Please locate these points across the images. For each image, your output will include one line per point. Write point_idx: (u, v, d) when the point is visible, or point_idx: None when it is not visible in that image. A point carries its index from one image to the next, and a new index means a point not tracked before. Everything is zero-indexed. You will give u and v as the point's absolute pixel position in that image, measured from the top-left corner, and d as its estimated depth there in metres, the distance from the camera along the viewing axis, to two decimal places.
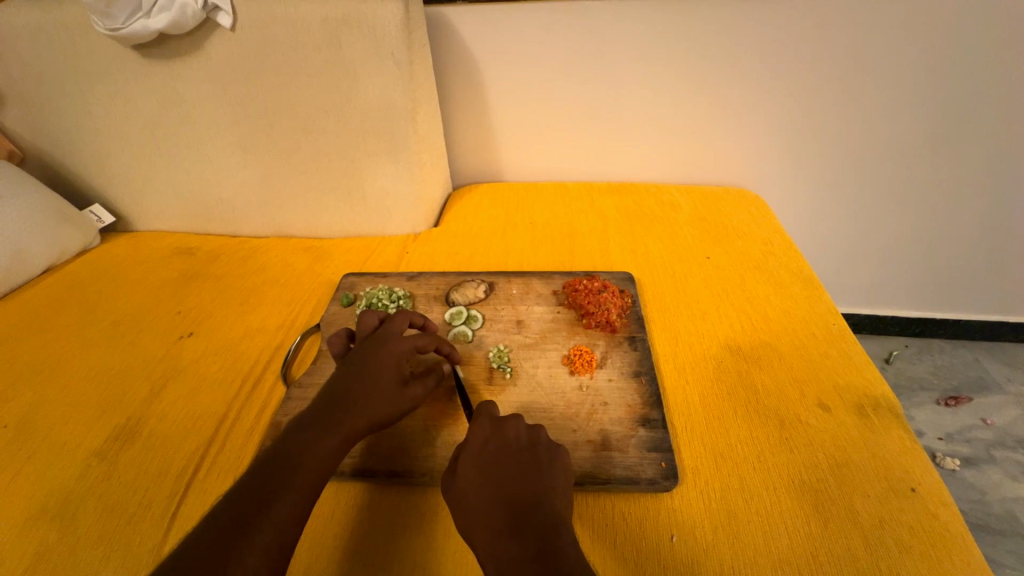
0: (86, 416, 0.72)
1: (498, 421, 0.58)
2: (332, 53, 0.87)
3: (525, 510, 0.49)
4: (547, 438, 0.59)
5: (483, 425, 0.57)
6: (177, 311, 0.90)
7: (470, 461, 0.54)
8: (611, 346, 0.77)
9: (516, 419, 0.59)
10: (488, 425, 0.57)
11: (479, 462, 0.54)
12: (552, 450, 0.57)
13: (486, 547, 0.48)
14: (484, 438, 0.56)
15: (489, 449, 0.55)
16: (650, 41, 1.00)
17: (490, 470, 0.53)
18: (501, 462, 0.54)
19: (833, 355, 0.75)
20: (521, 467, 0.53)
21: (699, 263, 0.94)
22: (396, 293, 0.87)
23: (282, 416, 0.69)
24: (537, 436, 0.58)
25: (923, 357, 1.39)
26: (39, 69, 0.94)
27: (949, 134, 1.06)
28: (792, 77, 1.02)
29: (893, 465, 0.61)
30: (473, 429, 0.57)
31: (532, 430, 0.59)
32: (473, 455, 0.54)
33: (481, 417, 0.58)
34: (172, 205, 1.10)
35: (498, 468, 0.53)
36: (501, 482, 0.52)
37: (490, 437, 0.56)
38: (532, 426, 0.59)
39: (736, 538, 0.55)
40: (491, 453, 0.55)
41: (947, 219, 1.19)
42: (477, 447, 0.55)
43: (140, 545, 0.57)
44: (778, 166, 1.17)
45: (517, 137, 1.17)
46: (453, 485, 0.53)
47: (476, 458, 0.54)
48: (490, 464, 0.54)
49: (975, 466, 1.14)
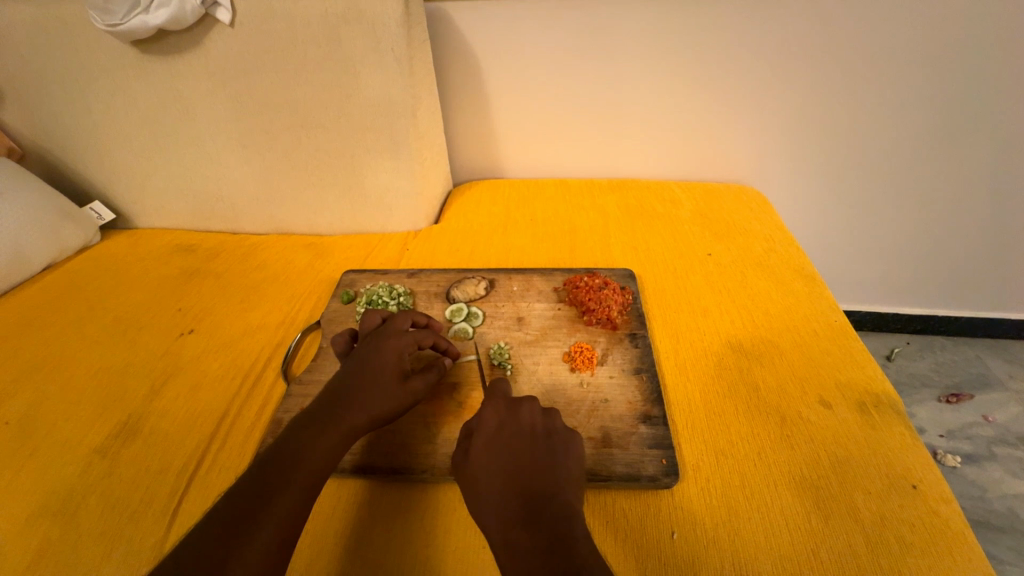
0: (87, 413, 0.72)
1: (512, 405, 0.59)
2: (332, 48, 0.87)
3: (536, 501, 0.50)
4: (561, 424, 0.59)
5: (498, 407, 0.58)
6: (177, 308, 0.90)
7: (483, 445, 0.55)
8: (612, 343, 0.77)
9: (531, 404, 0.59)
10: (502, 410, 0.58)
11: (491, 447, 0.54)
12: (567, 438, 0.57)
13: (500, 534, 0.48)
14: (499, 421, 0.57)
15: (503, 434, 0.56)
16: (650, 37, 0.99)
17: (504, 455, 0.54)
18: (513, 447, 0.54)
19: (835, 352, 0.75)
20: (535, 456, 0.53)
21: (700, 260, 0.94)
22: (396, 290, 0.87)
23: (283, 412, 0.69)
24: (552, 424, 0.58)
25: (924, 354, 1.39)
26: (39, 67, 0.94)
27: (952, 130, 1.05)
28: (795, 75, 1.02)
29: (894, 462, 0.60)
30: (487, 410, 0.58)
31: (548, 416, 0.59)
32: (486, 436, 0.55)
33: (495, 400, 0.59)
34: (172, 202, 1.10)
35: (509, 452, 0.54)
36: (513, 468, 0.52)
37: (504, 421, 0.57)
38: (548, 411, 0.59)
39: (737, 535, 0.55)
40: (505, 438, 0.55)
41: (949, 216, 1.19)
42: (490, 431, 0.56)
43: (141, 542, 0.57)
44: (778, 163, 1.17)
45: (517, 134, 1.17)
46: (467, 469, 0.54)
47: (488, 443, 0.55)
48: (503, 448, 0.54)
49: (976, 463, 1.14)
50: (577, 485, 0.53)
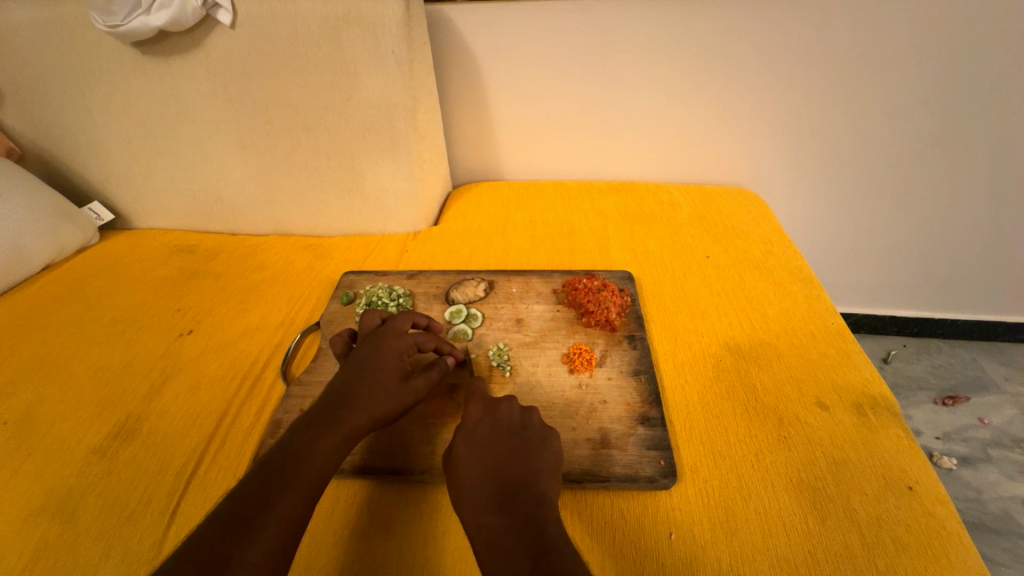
0: (85, 413, 0.72)
1: (491, 402, 0.60)
2: (333, 50, 0.87)
3: (509, 489, 0.51)
4: (540, 420, 0.60)
5: (477, 405, 0.60)
6: (176, 309, 0.90)
7: (464, 439, 0.56)
8: (611, 345, 0.78)
9: (510, 401, 0.60)
10: (481, 407, 0.59)
11: (471, 442, 0.56)
12: (543, 433, 0.58)
13: (474, 520, 0.50)
14: (477, 418, 0.58)
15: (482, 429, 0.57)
16: (649, 40, 1.00)
17: (483, 449, 0.55)
18: (492, 442, 0.55)
19: (833, 354, 0.75)
20: (511, 448, 0.55)
21: (698, 263, 0.95)
22: (395, 291, 0.87)
23: (282, 413, 0.69)
24: (528, 419, 0.59)
25: (921, 356, 1.40)
26: (41, 68, 0.94)
27: (949, 133, 1.06)
28: (794, 77, 1.02)
29: (890, 464, 0.61)
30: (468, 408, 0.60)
31: (525, 412, 0.60)
32: (467, 432, 0.57)
33: (475, 399, 0.61)
34: (172, 202, 1.10)
35: (490, 448, 0.55)
36: (492, 461, 0.54)
37: (483, 416, 0.58)
38: (526, 408, 0.60)
39: (735, 536, 0.55)
40: (484, 433, 0.56)
41: (946, 219, 1.19)
42: (471, 426, 0.57)
43: (139, 542, 0.57)
44: (777, 166, 1.17)
45: (517, 136, 1.17)
46: (450, 463, 0.55)
47: (468, 437, 0.56)
48: (484, 444, 0.55)
49: (973, 465, 1.15)
50: (555, 479, 0.54)
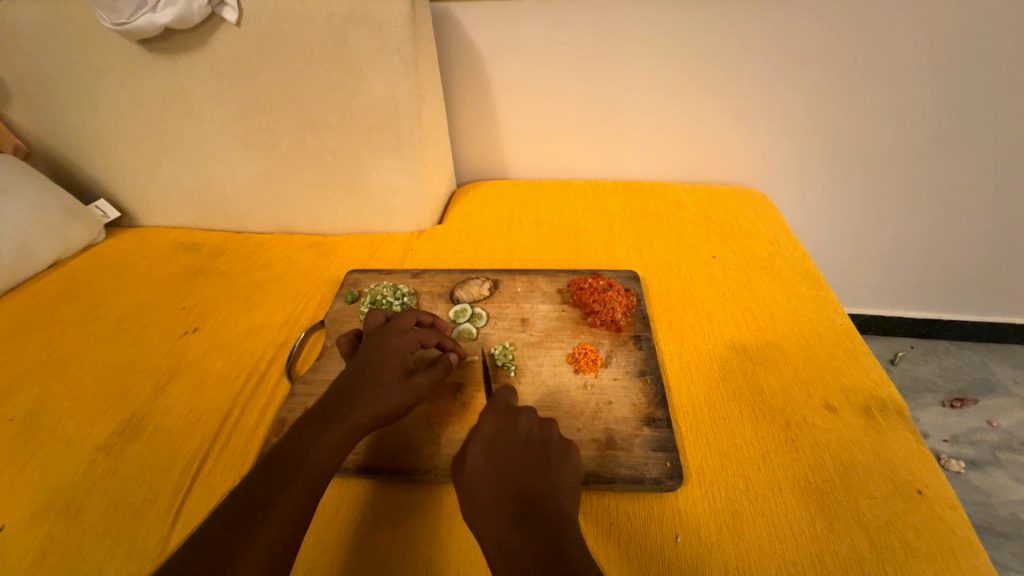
0: (90, 410, 0.72)
1: (510, 412, 0.59)
2: (339, 48, 0.87)
3: (530, 507, 0.50)
4: (558, 433, 0.59)
5: (495, 413, 0.58)
6: (182, 307, 0.90)
7: (482, 448, 0.55)
8: (616, 345, 0.77)
9: (529, 413, 0.59)
10: (500, 415, 0.58)
11: (489, 452, 0.55)
12: (562, 445, 0.57)
13: (493, 538, 0.49)
14: (495, 427, 0.57)
15: (500, 440, 0.56)
16: (655, 39, 0.99)
17: (503, 463, 0.54)
18: (509, 454, 0.54)
19: (841, 356, 0.74)
20: (530, 464, 0.54)
21: (705, 263, 0.94)
22: (400, 290, 0.87)
23: (286, 413, 0.69)
24: (549, 431, 0.58)
25: (929, 358, 1.38)
26: (46, 66, 0.94)
27: (959, 133, 1.04)
28: (803, 76, 1.01)
29: (899, 467, 0.60)
30: (485, 416, 0.58)
31: (544, 424, 0.59)
32: (482, 444, 0.55)
33: (493, 407, 0.59)
34: (178, 201, 1.10)
35: (506, 460, 0.54)
36: (510, 475, 0.53)
37: (501, 426, 0.57)
38: (545, 420, 0.59)
39: (742, 538, 0.55)
40: (502, 444, 0.55)
41: (955, 220, 1.18)
42: (488, 435, 0.56)
43: (144, 540, 0.57)
44: (783, 166, 1.16)
45: (523, 135, 1.17)
46: (465, 472, 0.54)
47: (486, 448, 0.55)
48: (501, 456, 0.54)
49: (980, 468, 1.13)
50: (569, 485, 0.54)
